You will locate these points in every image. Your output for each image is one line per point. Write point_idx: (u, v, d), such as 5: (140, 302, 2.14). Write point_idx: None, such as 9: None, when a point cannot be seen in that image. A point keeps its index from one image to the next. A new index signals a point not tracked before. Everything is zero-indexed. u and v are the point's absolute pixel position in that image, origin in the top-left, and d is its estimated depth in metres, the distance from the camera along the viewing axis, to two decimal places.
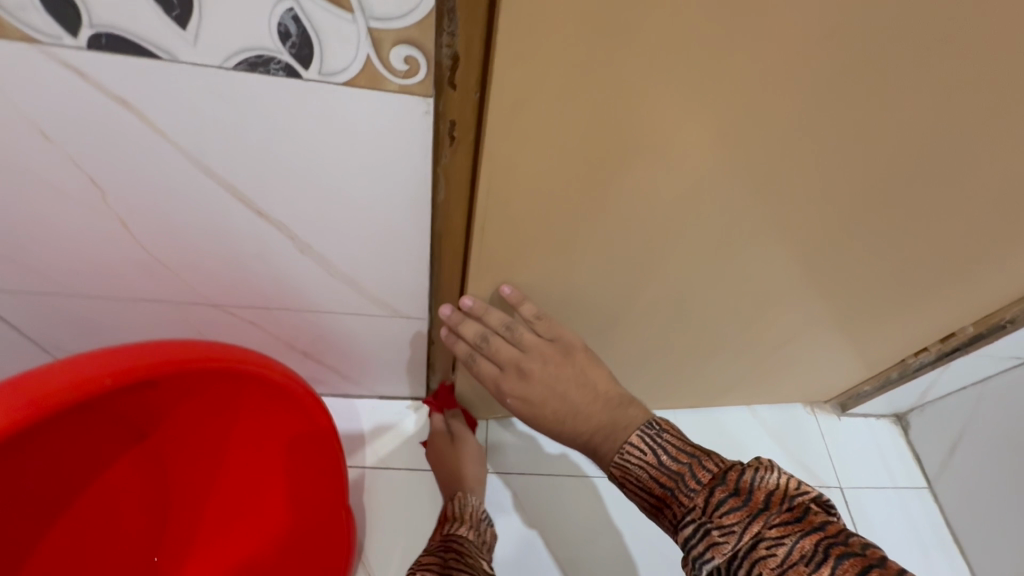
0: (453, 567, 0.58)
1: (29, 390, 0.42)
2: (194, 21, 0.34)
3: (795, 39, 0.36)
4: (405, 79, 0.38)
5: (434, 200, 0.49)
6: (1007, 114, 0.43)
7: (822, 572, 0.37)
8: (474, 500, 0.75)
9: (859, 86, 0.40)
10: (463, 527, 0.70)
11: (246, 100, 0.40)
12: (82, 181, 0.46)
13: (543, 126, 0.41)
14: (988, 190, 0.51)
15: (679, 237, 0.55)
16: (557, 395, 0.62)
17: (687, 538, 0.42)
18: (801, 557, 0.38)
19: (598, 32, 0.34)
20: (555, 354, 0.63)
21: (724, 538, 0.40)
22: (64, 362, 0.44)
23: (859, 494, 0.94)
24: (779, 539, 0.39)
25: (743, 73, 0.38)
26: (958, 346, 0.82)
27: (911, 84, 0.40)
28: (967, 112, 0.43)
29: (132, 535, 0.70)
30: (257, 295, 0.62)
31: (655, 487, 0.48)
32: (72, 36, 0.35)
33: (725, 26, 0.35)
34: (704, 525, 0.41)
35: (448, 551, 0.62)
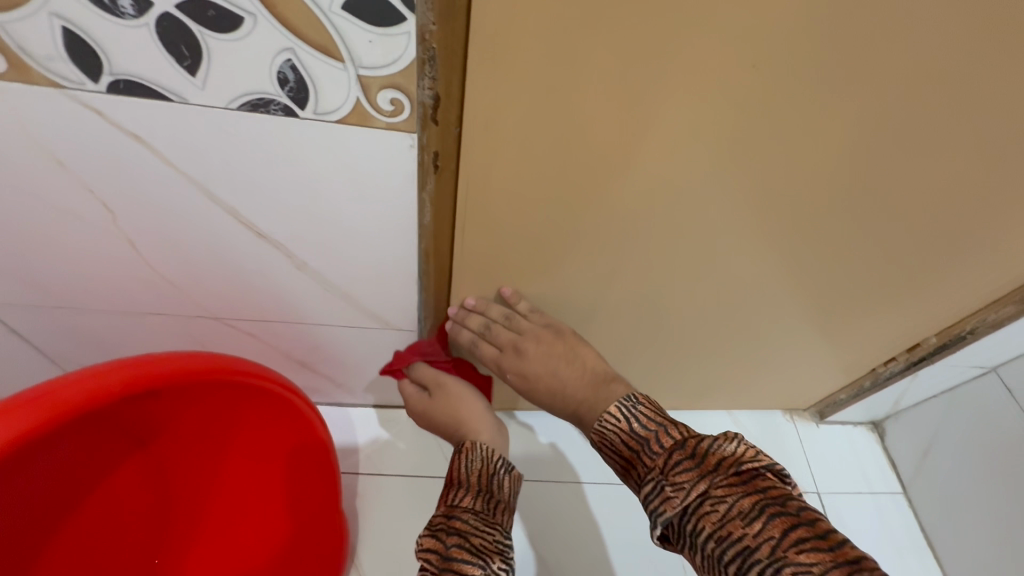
0: (455, 560, 0.52)
1: (44, 399, 0.45)
2: (202, 69, 0.39)
3: (730, 74, 0.42)
4: (390, 117, 0.43)
5: (421, 224, 0.54)
6: (922, 136, 0.49)
7: (754, 527, 0.41)
8: (482, 452, 0.65)
9: (791, 112, 0.45)
10: (469, 497, 0.59)
11: (248, 135, 0.44)
12: (94, 204, 0.50)
13: (514, 151, 0.46)
14: (921, 205, 0.57)
15: (645, 244, 0.61)
16: (550, 375, 0.66)
17: (646, 494, 0.47)
18: (739, 513, 0.42)
19: (558, 68, 0.40)
20: (550, 337, 0.68)
21: (675, 494, 0.45)
22: (78, 372, 0.48)
23: (836, 499, 0.98)
24: (722, 497, 0.43)
25: (687, 100, 0.44)
26: (924, 355, 0.86)
27: (833, 109, 0.46)
28: (892, 132, 0.48)
29: (133, 540, 0.73)
30: (255, 309, 0.66)
31: (625, 450, 0.52)
32: (93, 81, 0.40)
33: (665, 62, 0.41)
34: (660, 482, 0.46)
35: (450, 533, 0.55)
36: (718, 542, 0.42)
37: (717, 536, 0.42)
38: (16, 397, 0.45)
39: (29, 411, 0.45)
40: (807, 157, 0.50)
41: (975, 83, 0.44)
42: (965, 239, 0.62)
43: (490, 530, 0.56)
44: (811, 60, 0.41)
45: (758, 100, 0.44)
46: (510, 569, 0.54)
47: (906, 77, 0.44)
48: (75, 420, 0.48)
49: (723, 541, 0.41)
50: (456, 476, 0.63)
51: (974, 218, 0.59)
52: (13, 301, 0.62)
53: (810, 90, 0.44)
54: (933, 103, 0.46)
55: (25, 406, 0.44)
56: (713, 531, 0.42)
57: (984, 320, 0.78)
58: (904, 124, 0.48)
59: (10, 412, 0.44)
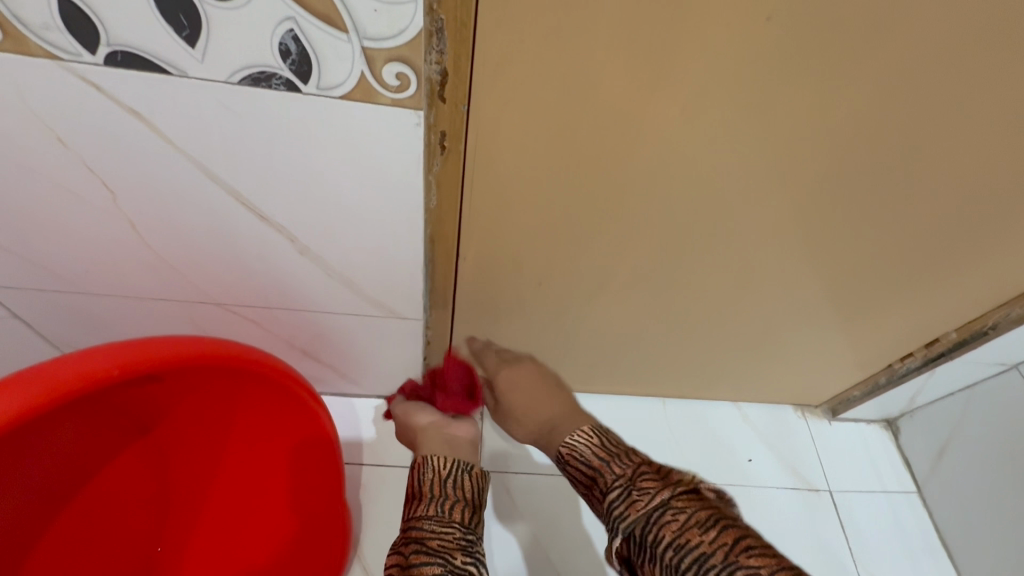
0: (415, 566, 0.57)
1: (40, 382, 0.45)
2: (202, 40, 0.37)
3: (745, 40, 0.41)
4: (396, 93, 0.41)
5: (427, 207, 0.53)
6: (946, 113, 0.48)
7: (709, 534, 0.47)
8: (434, 461, 0.68)
9: (807, 83, 0.44)
10: (423, 506, 0.63)
11: (249, 110, 0.42)
12: (94, 184, 0.49)
13: (523, 123, 0.46)
14: (943, 189, 0.55)
15: (656, 225, 0.60)
16: (528, 395, 0.74)
17: (612, 499, 0.53)
18: (696, 523, 0.48)
19: (568, 32, 0.39)
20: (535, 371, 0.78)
21: (640, 498, 0.51)
22: (76, 354, 0.47)
23: (848, 498, 0.95)
24: (683, 508, 0.49)
25: (700, 68, 0.43)
26: (943, 352, 0.84)
27: (852, 81, 0.45)
28: (914, 108, 0.47)
29: (135, 525, 0.72)
30: (258, 295, 0.65)
31: (595, 461, 0.58)
32: (91, 53, 0.38)
33: (679, 25, 0.40)
34: (628, 487, 0.53)
35: (409, 543, 0.60)
36: (677, 550, 0.47)
37: (676, 544, 0.47)
38: (15, 377, 0.45)
39: (24, 393, 0.44)
40: (823, 134, 0.49)
41: (1004, 58, 0.43)
42: (989, 228, 0.60)
43: (448, 529, 0.60)
44: (828, 25, 0.41)
45: (773, 69, 0.43)
46: (474, 560, 0.59)
47: (930, 45, 0.42)
48: (76, 400, 0.48)
49: (681, 549, 0.47)
50: (413, 490, 0.67)
51: (999, 205, 0.57)
52: (15, 283, 0.61)
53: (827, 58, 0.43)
54: (959, 75, 0.44)
55: (20, 388, 0.44)
56: (673, 539, 0.48)
57: (1007, 315, 0.75)
58: (927, 98, 0.46)
59: (10, 387, 0.44)
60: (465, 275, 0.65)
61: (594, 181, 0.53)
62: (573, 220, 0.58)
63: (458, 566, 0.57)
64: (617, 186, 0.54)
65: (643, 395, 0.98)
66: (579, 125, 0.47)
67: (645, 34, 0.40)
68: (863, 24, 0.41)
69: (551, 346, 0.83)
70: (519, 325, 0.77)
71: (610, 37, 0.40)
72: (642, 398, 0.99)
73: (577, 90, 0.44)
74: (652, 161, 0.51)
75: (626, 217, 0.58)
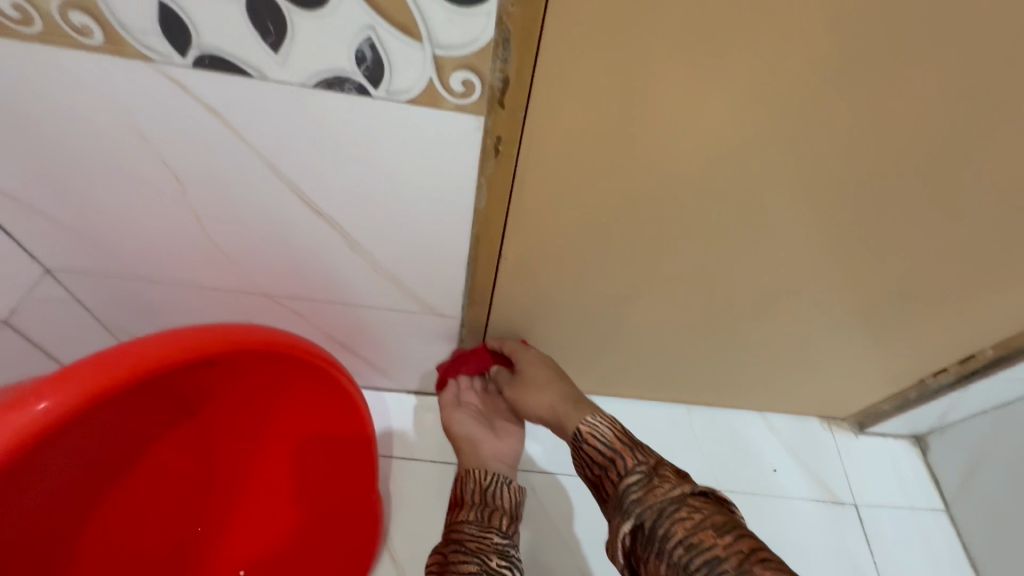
0: (454, 563, 0.62)
1: (126, 356, 0.48)
2: (285, 45, 0.40)
3: (793, 53, 0.43)
4: (460, 99, 0.43)
5: (476, 209, 0.55)
6: (988, 129, 0.49)
7: (723, 536, 0.52)
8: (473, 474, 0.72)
9: (853, 95, 0.46)
10: (463, 511, 0.68)
11: (319, 110, 0.45)
12: (167, 175, 0.52)
13: (576, 130, 0.48)
14: (984, 203, 0.56)
15: (695, 232, 0.61)
16: (524, 402, 0.76)
17: (630, 483, 0.59)
18: (712, 525, 0.53)
19: (628, 43, 0.41)
20: (538, 369, 0.76)
21: (660, 485, 0.57)
22: (156, 334, 0.51)
23: (874, 513, 0.95)
24: (699, 508, 0.55)
25: (750, 79, 0.44)
26: (977, 368, 0.83)
27: (895, 95, 0.46)
28: (962, 118, 0.48)
29: (179, 505, 0.75)
30: (306, 287, 0.67)
31: (616, 444, 0.64)
32: (180, 55, 0.41)
33: (732, 38, 0.42)
34: (651, 474, 0.59)
35: (449, 543, 0.65)
36: (688, 548, 0.52)
37: (687, 543, 0.52)
38: (106, 350, 0.48)
39: (112, 367, 0.48)
40: (866, 146, 0.50)
41: None
42: None
43: (487, 534, 0.64)
44: (875, 40, 0.42)
45: (819, 81, 0.45)
46: (509, 564, 0.62)
47: (975, 61, 0.44)
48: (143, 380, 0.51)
49: (693, 548, 0.52)
50: (455, 496, 0.72)
51: None
52: (82, 266, 0.65)
53: (872, 73, 0.45)
54: (1001, 90, 0.46)
55: (111, 362, 0.48)
56: (685, 537, 0.52)
57: None
58: (969, 114, 0.48)
59: (100, 362, 0.48)
60: (503, 275, 0.67)
61: (638, 186, 0.55)
62: (616, 224, 0.60)
63: (493, 568, 0.61)
64: (661, 191, 0.55)
65: (669, 401, 0.99)
66: (629, 134, 0.49)
67: (702, 44, 0.42)
68: (908, 40, 0.43)
69: (582, 348, 0.84)
70: (552, 325, 0.79)
71: (668, 49, 0.42)
72: (668, 404, 0.99)
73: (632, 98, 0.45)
74: (699, 168, 0.53)
75: (667, 223, 0.60)
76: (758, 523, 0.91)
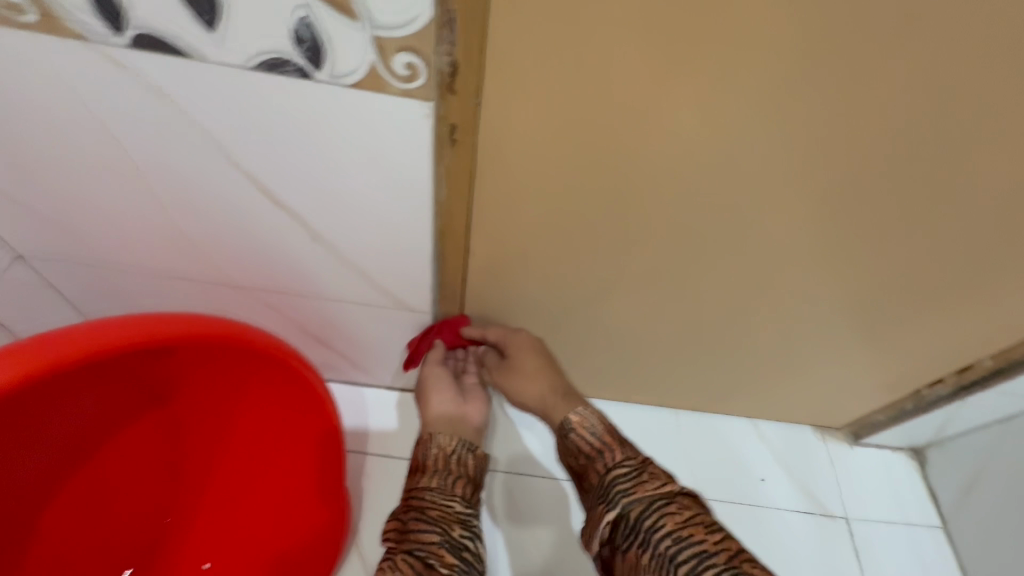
0: (413, 531, 0.62)
1: (71, 339, 0.50)
2: (220, 23, 0.38)
3: (757, 41, 0.40)
4: (406, 83, 0.41)
5: (437, 199, 0.53)
6: (976, 126, 0.45)
7: (711, 533, 0.54)
8: (441, 438, 0.72)
9: (825, 87, 0.43)
10: (424, 479, 0.67)
11: (263, 93, 0.43)
12: (121, 161, 0.51)
13: (533, 118, 0.46)
14: (976, 206, 0.53)
15: (668, 228, 0.58)
16: (512, 388, 0.75)
17: (619, 475, 0.60)
18: (699, 522, 0.55)
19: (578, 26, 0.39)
20: (527, 358, 0.73)
21: (650, 480, 0.59)
22: (101, 321, 0.52)
23: (866, 527, 0.91)
24: (688, 506, 0.57)
25: (712, 67, 0.42)
26: (975, 380, 0.80)
27: (872, 87, 0.43)
28: (950, 113, 0.45)
29: (148, 496, 0.75)
30: (273, 279, 0.66)
31: (606, 437, 0.64)
32: (118, 34, 0.40)
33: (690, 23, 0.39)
34: (641, 469, 0.60)
35: (410, 510, 0.64)
36: (676, 540, 0.53)
37: (676, 536, 0.54)
38: (56, 333, 0.51)
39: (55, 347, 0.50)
40: (843, 141, 0.48)
41: None
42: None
43: (449, 502, 0.65)
44: (846, 28, 0.39)
45: (789, 71, 0.42)
46: (470, 534, 0.64)
47: (959, 52, 0.41)
48: (96, 362, 0.53)
49: (682, 541, 0.53)
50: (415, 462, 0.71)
51: None
52: (48, 253, 0.64)
53: (844, 63, 0.42)
54: (989, 85, 0.42)
55: (56, 344, 0.50)
56: (674, 530, 0.54)
57: None
58: (955, 110, 0.44)
59: (47, 343, 0.50)
60: (473, 270, 0.65)
61: (604, 179, 0.52)
62: (587, 218, 0.57)
63: (455, 538, 0.62)
64: (628, 185, 0.53)
65: (655, 405, 0.96)
66: (589, 123, 0.46)
67: (657, 28, 0.39)
68: (883, 29, 0.40)
69: (562, 347, 0.81)
70: (528, 324, 0.77)
71: (621, 33, 0.40)
72: (654, 408, 0.96)
73: (589, 83, 0.43)
74: (665, 161, 0.50)
75: (637, 218, 0.57)
76: (743, 535, 0.88)
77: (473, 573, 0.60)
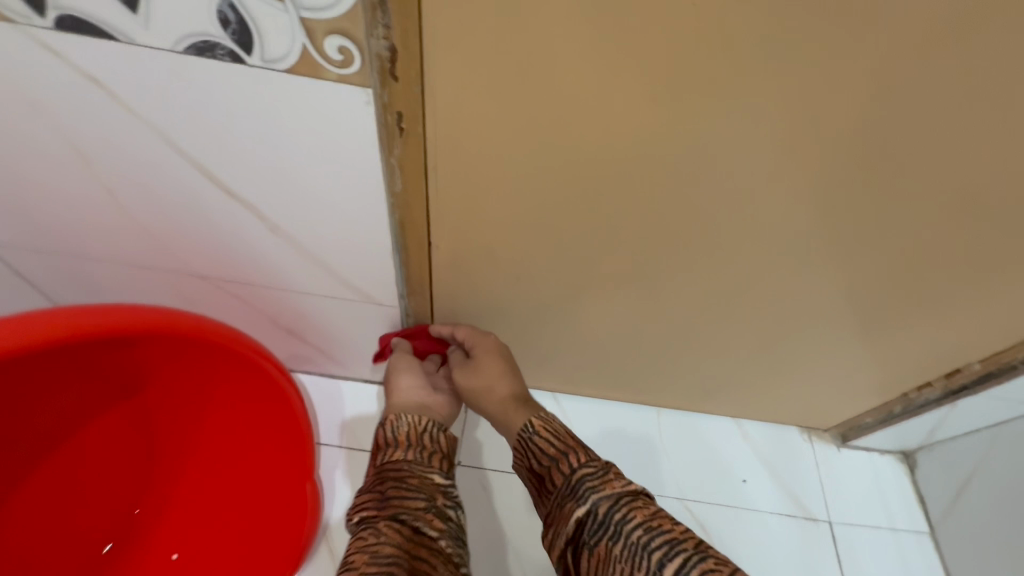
0: (394, 499, 0.62)
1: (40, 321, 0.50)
2: (142, 4, 0.37)
3: (712, 29, 0.37)
4: (340, 68, 0.40)
5: (392, 192, 0.51)
6: (956, 124, 0.42)
7: (678, 525, 0.55)
8: (408, 418, 0.70)
9: (789, 80, 0.40)
10: (400, 451, 0.67)
11: (200, 80, 0.42)
12: (67, 148, 0.50)
13: (482, 109, 0.44)
14: (959, 207, 0.50)
15: (636, 222, 0.56)
16: (472, 390, 0.73)
17: (586, 473, 0.59)
18: (665, 516, 0.55)
19: (517, 12, 0.37)
20: (491, 361, 0.72)
21: (616, 478, 0.58)
22: (64, 309, 0.52)
23: (850, 532, 0.89)
24: (653, 500, 0.57)
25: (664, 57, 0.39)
26: (965, 385, 0.77)
27: (841, 81, 0.40)
28: (929, 107, 0.41)
29: (116, 486, 0.75)
30: (236, 270, 0.65)
31: (569, 440, 0.64)
32: (40, 16, 0.39)
33: (637, 11, 0.37)
34: (607, 467, 0.59)
35: (389, 479, 0.64)
36: (647, 529, 0.53)
37: (647, 525, 0.53)
38: (23, 315, 0.51)
39: (20, 334, 0.49)
40: (812, 137, 0.45)
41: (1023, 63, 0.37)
42: (1016, 253, 0.54)
43: (429, 474, 0.66)
44: (810, 16, 0.36)
45: (749, 61, 0.39)
46: (450, 503, 0.66)
47: (936, 44, 0.37)
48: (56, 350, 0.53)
49: (653, 530, 0.53)
50: (383, 437, 0.70)
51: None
52: (7, 242, 0.63)
53: (808, 55, 0.38)
54: (968, 80, 0.39)
55: (18, 329, 0.50)
56: (644, 521, 0.54)
57: None
58: (932, 106, 0.41)
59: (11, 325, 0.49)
60: (438, 264, 0.63)
61: (563, 171, 0.50)
62: (550, 212, 0.55)
63: (439, 505, 0.64)
64: (589, 178, 0.51)
65: (637, 402, 0.94)
66: (540, 114, 0.44)
67: (602, 15, 0.37)
68: (851, 18, 0.36)
69: (537, 343, 0.80)
70: (501, 319, 0.75)
71: (563, 21, 0.37)
72: (637, 406, 0.94)
73: (540, 71, 0.41)
74: (626, 153, 0.48)
75: (602, 213, 0.55)
76: (723, 537, 0.86)
77: (456, 537, 0.64)
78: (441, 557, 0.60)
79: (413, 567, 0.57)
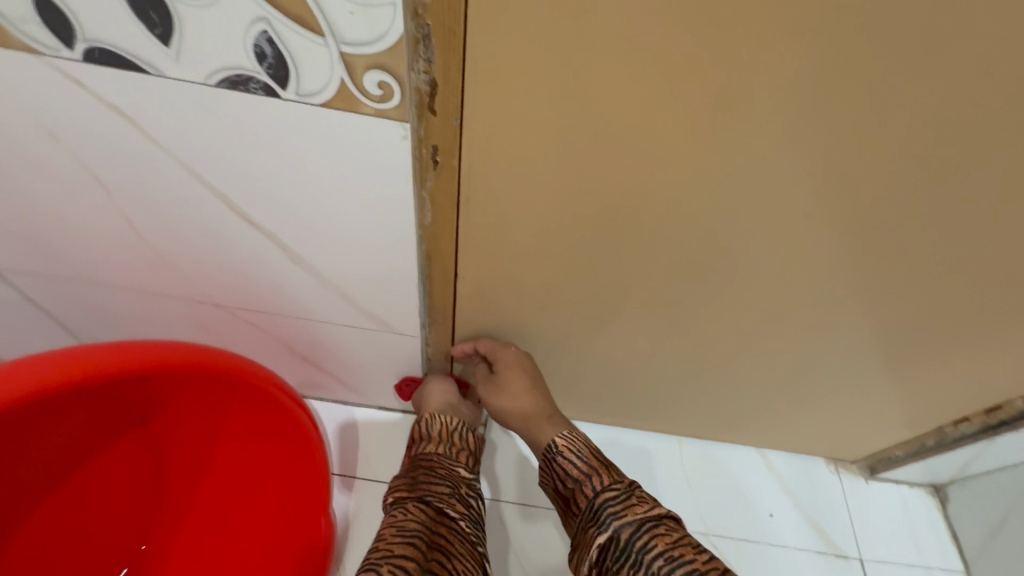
0: (424, 484, 0.61)
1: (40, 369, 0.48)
2: (175, 38, 0.36)
3: (766, 68, 0.36)
4: (379, 103, 0.38)
5: (421, 225, 0.50)
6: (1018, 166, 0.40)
7: (701, 554, 0.51)
8: (442, 418, 0.69)
9: (842, 120, 0.39)
10: (432, 445, 0.66)
11: (229, 113, 0.40)
12: (87, 177, 0.48)
13: (521, 141, 0.42)
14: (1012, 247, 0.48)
15: (670, 255, 0.54)
16: (498, 406, 0.71)
17: (608, 498, 0.56)
18: (689, 544, 0.52)
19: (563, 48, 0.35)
20: (514, 376, 0.69)
21: (638, 502, 0.55)
22: (74, 350, 0.50)
23: (881, 569, 0.86)
24: (676, 526, 0.54)
25: (714, 95, 0.38)
26: (1003, 420, 0.74)
27: (897, 121, 0.38)
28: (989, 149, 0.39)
29: (123, 522, 0.72)
30: (254, 299, 0.63)
31: (592, 460, 0.61)
32: (69, 49, 0.37)
33: (688, 51, 0.35)
34: (630, 490, 0.56)
35: (420, 468, 0.63)
36: (669, 559, 0.50)
37: (668, 555, 0.50)
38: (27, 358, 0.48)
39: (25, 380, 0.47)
40: (862, 176, 0.43)
41: None
42: None
43: (456, 466, 0.65)
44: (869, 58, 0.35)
45: (802, 101, 0.38)
46: (475, 495, 0.64)
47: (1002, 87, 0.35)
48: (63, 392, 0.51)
49: (674, 560, 0.50)
50: (416, 432, 0.69)
51: None
52: (20, 267, 0.61)
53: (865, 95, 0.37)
54: None
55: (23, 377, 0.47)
56: (665, 550, 0.50)
57: None
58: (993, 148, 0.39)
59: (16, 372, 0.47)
60: (462, 295, 0.62)
61: (598, 205, 0.48)
62: (582, 245, 0.54)
63: (464, 494, 0.62)
64: (624, 212, 0.49)
65: (658, 432, 0.91)
66: (580, 148, 0.43)
67: (651, 52, 0.35)
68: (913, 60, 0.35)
69: (560, 372, 0.78)
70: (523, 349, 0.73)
71: (610, 58, 0.36)
72: (658, 435, 0.92)
73: (583, 108, 0.39)
74: (666, 189, 0.46)
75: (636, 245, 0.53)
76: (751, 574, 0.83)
77: (478, 521, 0.61)
78: (461, 535, 0.57)
79: (434, 542, 0.53)
